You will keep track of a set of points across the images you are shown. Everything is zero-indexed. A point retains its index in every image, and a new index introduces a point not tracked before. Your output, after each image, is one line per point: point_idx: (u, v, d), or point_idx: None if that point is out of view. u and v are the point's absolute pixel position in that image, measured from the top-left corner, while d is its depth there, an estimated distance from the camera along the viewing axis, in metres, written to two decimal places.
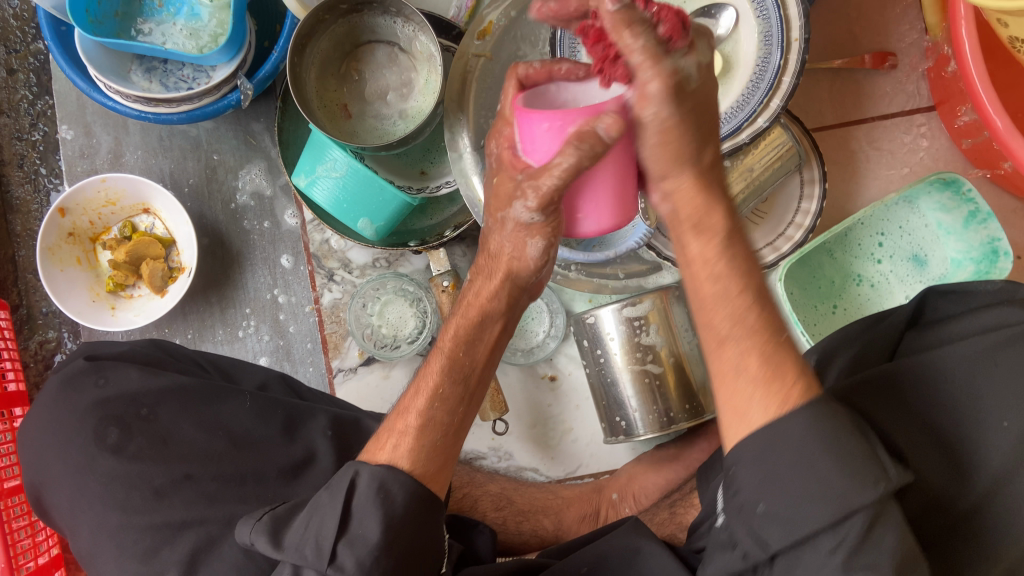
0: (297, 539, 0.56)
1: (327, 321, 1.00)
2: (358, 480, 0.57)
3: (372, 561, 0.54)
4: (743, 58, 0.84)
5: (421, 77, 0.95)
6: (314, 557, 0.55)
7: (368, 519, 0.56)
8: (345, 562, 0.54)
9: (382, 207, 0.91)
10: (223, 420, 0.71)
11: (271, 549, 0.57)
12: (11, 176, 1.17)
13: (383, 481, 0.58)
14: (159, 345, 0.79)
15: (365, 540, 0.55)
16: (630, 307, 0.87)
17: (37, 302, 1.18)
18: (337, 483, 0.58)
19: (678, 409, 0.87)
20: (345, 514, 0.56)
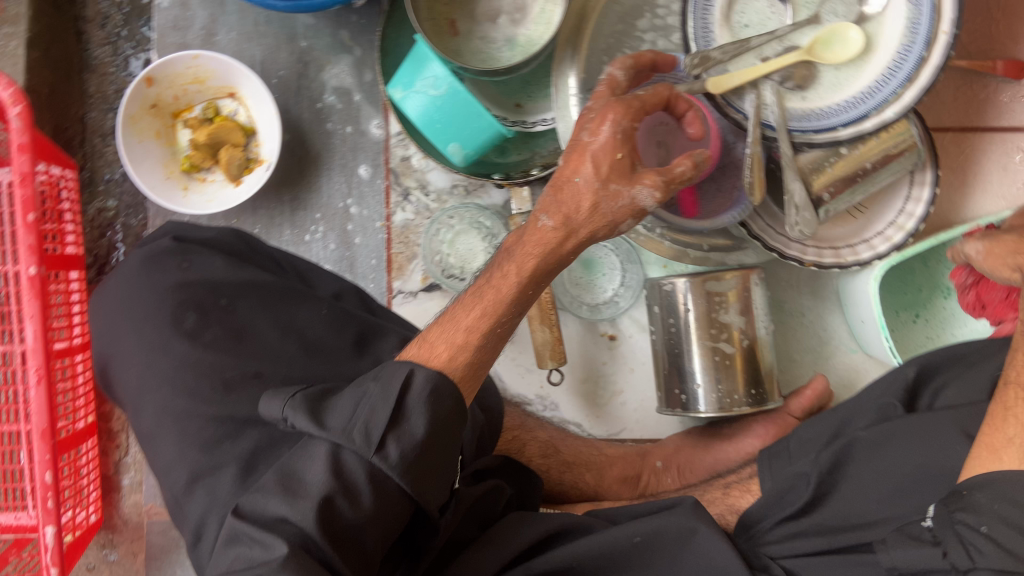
0: (343, 421, 0.54)
1: (395, 241, 0.99)
2: (411, 381, 0.56)
3: (413, 457, 0.54)
4: (884, 43, 0.80)
5: (536, 5, 0.90)
6: (363, 440, 0.53)
7: (416, 414, 0.55)
8: (390, 453, 0.54)
9: (475, 134, 0.88)
10: (299, 324, 0.70)
11: (308, 426, 0.55)
12: (92, 35, 1.19)
13: (434, 386, 0.57)
14: (241, 235, 0.77)
15: (411, 434, 0.54)
16: (713, 281, 0.84)
17: (101, 167, 1.19)
18: (387, 378, 0.56)
19: (742, 392, 0.85)
20: (398, 406, 0.55)
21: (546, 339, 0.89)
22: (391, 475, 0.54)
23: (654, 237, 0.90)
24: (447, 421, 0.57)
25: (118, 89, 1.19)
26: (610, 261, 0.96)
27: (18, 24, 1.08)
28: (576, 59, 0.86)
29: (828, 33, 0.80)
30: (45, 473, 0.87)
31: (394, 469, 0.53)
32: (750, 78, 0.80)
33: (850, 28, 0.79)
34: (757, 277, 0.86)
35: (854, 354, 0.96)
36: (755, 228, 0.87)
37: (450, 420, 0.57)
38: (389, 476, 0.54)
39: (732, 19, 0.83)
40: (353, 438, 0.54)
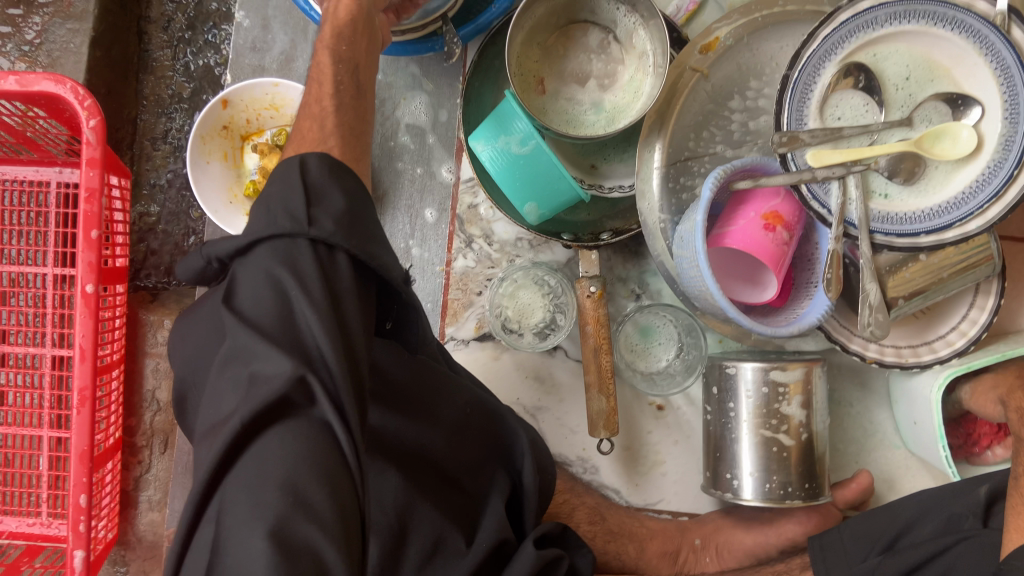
0: (260, 221, 0.52)
1: (453, 286, 0.97)
2: (308, 166, 0.55)
3: (346, 220, 0.53)
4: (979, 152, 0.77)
5: (625, 73, 0.90)
6: (291, 221, 0.51)
7: (331, 190, 0.54)
8: (325, 224, 0.52)
9: (553, 197, 0.87)
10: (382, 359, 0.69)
11: (229, 245, 0.54)
12: (153, 36, 1.17)
13: (332, 166, 0.57)
14: None
15: (334, 206, 0.54)
16: (779, 370, 0.84)
17: (146, 170, 1.17)
18: (283, 172, 0.55)
19: (796, 484, 0.85)
20: (308, 189, 0.53)
21: (602, 408, 0.88)
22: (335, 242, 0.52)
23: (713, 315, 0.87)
24: (355, 198, 0.56)
25: (173, 93, 1.17)
26: (668, 331, 0.96)
27: (85, 21, 1.07)
28: (663, 135, 0.87)
29: (936, 129, 0.78)
30: (81, 495, 0.86)
31: (333, 238, 0.52)
32: (851, 157, 0.80)
33: (964, 126, 0.77)
34: (821, 369, 0.87)
35: (897, 450, 0.97)
36: (826, 325, 0.89)
37: (362, 196, 0.57)
38: (333, 247, 0.52)
39: (826, 112, 0.83)
40: (280, 225, 0.51)
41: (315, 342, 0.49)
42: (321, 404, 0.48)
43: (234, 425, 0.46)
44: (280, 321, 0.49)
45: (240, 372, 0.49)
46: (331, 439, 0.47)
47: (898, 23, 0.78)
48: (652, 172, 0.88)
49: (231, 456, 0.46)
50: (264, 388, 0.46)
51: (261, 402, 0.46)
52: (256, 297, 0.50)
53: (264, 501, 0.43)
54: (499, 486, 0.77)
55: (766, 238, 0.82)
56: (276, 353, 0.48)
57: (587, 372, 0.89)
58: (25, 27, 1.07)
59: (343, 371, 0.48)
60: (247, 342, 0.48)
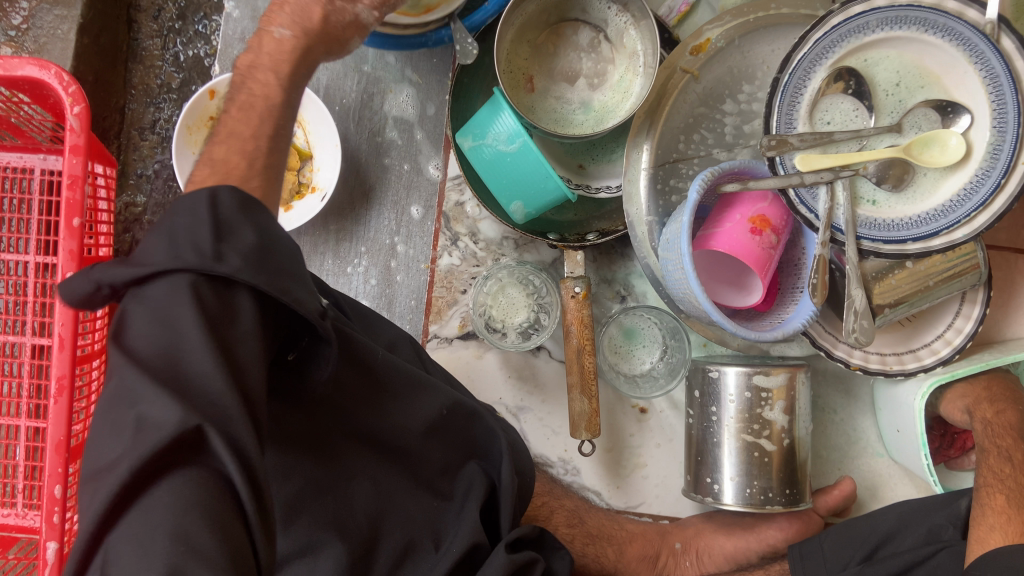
0: (162, 252, 0.48)
1: (438, 284, 0.97)
2: (218, 199, 0.50)
3: (254, 257, 0.49)
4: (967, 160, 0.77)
5: (615, 72, 0.90)
6: (195, 256, 0.47)
7: (239, 225, 0.50)
8: (231, 261, 0.48)
9: (538, 196, 0.86)
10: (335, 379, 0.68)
11: (127, 272, 0.48)
12: (144, 25, 1.16)
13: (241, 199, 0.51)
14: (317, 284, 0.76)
15: (244, 242, 0.49)
16: (762, 375, 0.84)
17: (133, 160, 1.16)
18: (191, 203, 0.50)
19: (777, 490, 0.84)
20: (214, 222, 0.49)
21: (583, 409, 0.87)
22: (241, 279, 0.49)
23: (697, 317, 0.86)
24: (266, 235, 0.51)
25: (162, 83, 1.16)
26: (652, 333, 0.95)
27: (73, 8, 1.06)
28: (651, 134, 0.87)
29: (924, 135, 0.77)
30: (56, 485, 0.85)
31: (239, 274, 0.48)
32: (840, 162, 0.80)
33: (952, 134, 0.76)
34: (804, 375, 0.86)
35: (880, 459, 0.97)
36: (811, 331, 0.88)
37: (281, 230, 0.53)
38: (235, 286, 0.49)
39: (815, 116, 0.82)
40: (184, 258, 0.48)
41: (203, 386, 0.46)
42: (216, 451, 0.45)
43: (121, 475, 0.43)
44: (170, 360, 0.46)
45: (126, 411, 0.45)
46: (226, 490, 0.45)
47: (890, 28, 0.77)
48: (640, 173, 0.88)
49: (118, 505, 0.44)
50: (153, 436, 0.43)
51: (153, 448, 0.43)
52: (146, 333, 0.47)
53: (151, 553, 0.41)
54: (475, 488, 0.76)
55: (751, 244, 0.81)
56: (166, 397, 0.44)
57: (570, 373, 0.88)
58: (13, 12, 1.06)
59: (240, 415, 0.46)
60: (134, 385, 0.45)
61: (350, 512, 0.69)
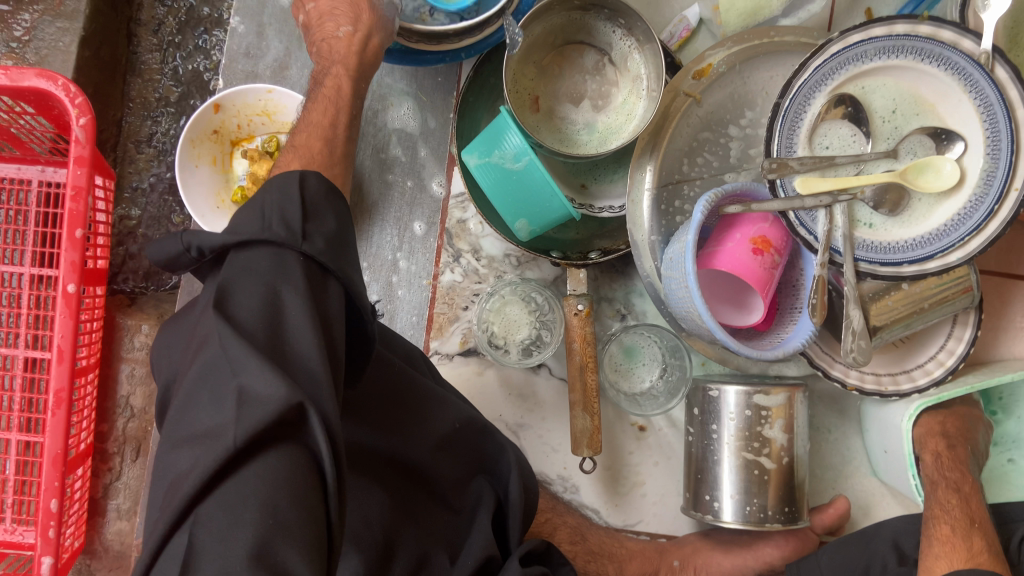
0: (256, 223, 0.53)
1: (439, 300, 0.97)
2: (306, 183, 0.57)
3: (334, 242, 0.55)
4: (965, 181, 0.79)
5: (619, 94, 0.92)
6: (289, 231, 0.52)
7: (324, 212, 0.56)
8: (316, 241, 0.53)
9: (544, 214, 0.87)
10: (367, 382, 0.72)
11: (222, 238, 0.53)
12: (143, 39, 1.16)
13: (324, 186, 0.58)
14: None
15: (326, 224, 0.55)
16: (762, 394, 0.85)
17: (129, 173, 1.16)
18: (284, 184, 0.56)
19: (774, 509, 0.85)
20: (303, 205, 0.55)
21: (585, 426, 0.88)
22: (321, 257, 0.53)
23: (701, 337, 0.87)
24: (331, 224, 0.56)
25: (161, 96, 1.16)
26: (652, 352, 0.96)
27: (75, 20, 1.06)
28: (655, 157, 0.89)
29: (919, 161, 0.80)
30: (51, 499, 0.84)
31: (320, 254, 0.53)
32: (840, 186, 0.82)
33: (947, 160, 0.79)
34: (802, 394, 0.87)
35: (871, 478, 0.99)
36: (809, 352, 0.89)
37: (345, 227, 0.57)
38: (325, 269, 0.53)
39: (814, 140, 0.85)
40: (275, 230, 0.52)
41: (303, 366, 0.48)
42: (314, 431, 0.46)
43: (229, 444, 0.44)
44: (271, 333, 0.48)
45: (225, 385, 0.46)
46: (314, 468, 0.46)
47: (888, 57, 0.80)
48: (643, 194, 0.89)
49: (212, 479, 0.44)
50: (258, 412, 0.44)
51: (266, 419, 0.44)
52: (247, 302, 0.49)
53: (243, 520, 0.42)
54: (484, 501, 0.77)
55: (755, 264, 0.83)
56: (270, 372, 0.45)
57: (572, 390, 0.89)
58: (14, 23, 1.05)
59: (331, 393, 0.48)
60: (237, 353, 0.46)
61: (371, 517, 0.68)
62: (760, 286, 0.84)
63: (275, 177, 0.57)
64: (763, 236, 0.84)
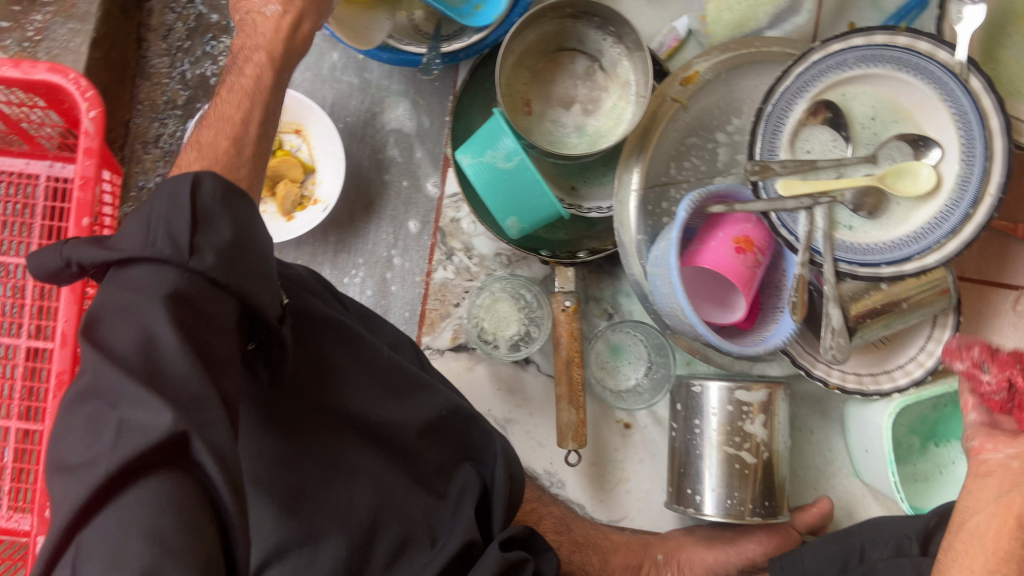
0: (139, 238, 0.50)
1: (432, 297, 1.00)
2: (199, 186, 0.53)
3: (228, 255, 0.52)
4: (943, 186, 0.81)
5: (609, 99, 0.95)
6: (170, 247, 0.49)
7: (217, 220, 0.53)
8: (206, 256, 0.50)
9: (535, 211, 0.91)
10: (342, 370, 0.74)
11: (100, 254, 0.51)
12: (153, 44, 1.20)
13: (224, 190, 0.54)
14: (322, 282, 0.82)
15: (220, 235, 0.52)
16: (743, 390, 0.87)
17: (135, 173, 1.19)
18: (171, 190, 0.52)
19: (756, 504, 0.87)
20: (194, 212, 0.51)
21: (570, 419, 0.90)
22: (212, 277, 0.51)
23: (686, 336, 0.89)
24: (249, 221, 0.55)
25: (168, 99, 1.20)
26: (638, 351, 0.99)
27: (86, 23, 1.10)
28: (642, 158, 0.91)
29: (898, 166, 0.83)
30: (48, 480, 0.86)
31: (213, 272, 0.50)
32: (819, 189, 0.84)
33: (924, 165, 0.82)
34: (783, 391, 0.90)
35: (853, 479, 1.01)
36: (791, 351, 0.91)
37: (251, 222, 0.56)
38: (213, 283, 0.51)
39: (796, 144, 0.88)
40: (158, 247, 0.49)
41: (181, 386, 0.47)
42: (198, 456, 0.45)
43: (101, 474, 0.43)
44: (151, 364, 0.47)
45: (104, 416, 0.45)
46: (204, 494, 0.45)
47: (867, 65, 0.83)
48: (630, 195, 0.92)
49: (93, 505, 0.43)
50: (140, 435, 0.44)
51: (141, 446, 0.43)
52: (123, 335, 0.48)
53: (127, 553, 0.41)
54: (468, 489, 0.79)
55: (738, 262, 0.86)
56: (151, 400, 0.44)
57: (558, 384, 0.91)
58: (27, 24, 1.10)
59: (217, 420, 0.47)
60: (110, 384, 0.45)
61: (352, 506, 0.70)
62: (744, 283, 0.86)
63: (168, 177, 0.54)
64: (747, 235, 0.86)
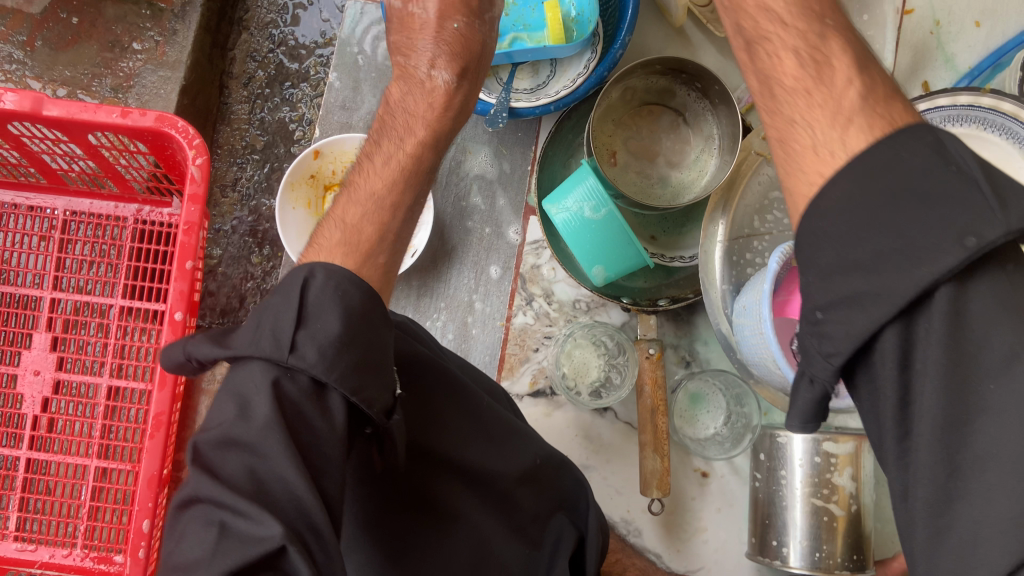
0: (249, 336, 0.52)
1: (512, 341, 1.01)
2: (310, 282, 0.54)
3: (333, 353, 0.51)
4: None
5: (692, 152, 0.97)
6: (274, 346, 0.50)
7: (328, 314, 0.53)
8: (307, 353, 0.51)
9: (622, 260, 0.93)
10: (446, 422, 0.72)
11: (216, 351, 0.53)
12: (233, 91, 1.24)
13: (338, 283, 0.55)
14: (409, 325, 0.80)
15: (325, 330, 0.52)
16: (830, 442, 0.87)
17: (212, 216, 1.22)
18: (286, 286, 0.54)
19: (843, 557, 0.87)
20: (302, 307, 0.53)
21: (655, 467, 0.90)
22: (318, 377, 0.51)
23: (773, 388, 0.90)
24: (363, 311, 0.55)
25: (247, 144, 1.23)
26: (717, 399, 0.99)
27: (176, 70, 1.14)
28: (727, 213, 0.92)
29: None
30: (142, 521, 0.86)
31: (315, 369, 0.50)
32: None
33: None
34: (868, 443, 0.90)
35: None
36: None
37: (370, 309, 0.55)
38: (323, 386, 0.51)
39: None
40: (264, 346, 0.51)
41: (287, 493, 0.47)
42: (296, 565, 0.45)
43: None
44: (257, 481, 0.47)
45: (207, 518, 0.46)
46: None
47: (951, 125, 0.88)
48: (715, 246, 0.93)
49: None
50: (246, 548, 0.44)
51: (243, 560, 0.43)
52: (229, 457, 0.48)
53: None
54: (565, 539, 0.79)
55: None
56: (268, 516, 0.45)
57: (643, 431, 0.92)
58: (117, 69, 1.14)
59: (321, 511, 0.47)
60: (210, 492, 0.46)
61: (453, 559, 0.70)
62: None
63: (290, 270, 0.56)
64: None
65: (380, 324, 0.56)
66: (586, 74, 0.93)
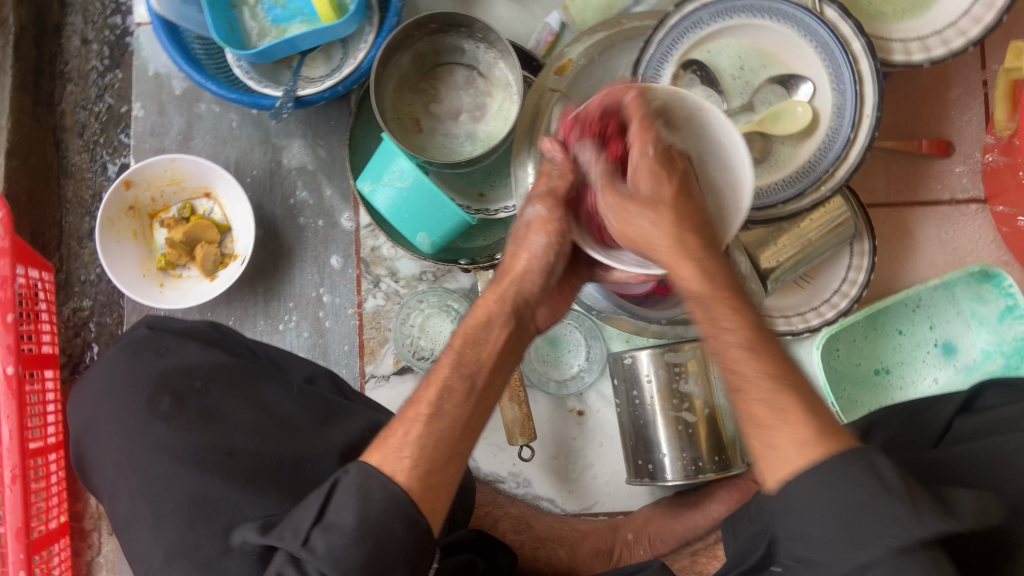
0: (288, 528, 0.57)
1: (367, 326, 1.02)
2: (340, 481, 0.57)
3: (342, 548, 0.54)
4: (823, 115, 0.85)
5: (494, 103, 0.97)
6: (292, 537, 0.56)
7: (345, 510, 0.56)
8: (317, 546, 0.54)
9: (440, 222, 0.92)
10: (269, 402, 0.75)
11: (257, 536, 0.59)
12: (70, 142, 1.23)
13: (365, 481, 0.57)
14: (218, 327, 0.86)
15: (338, 529, 0.55)
16: (672, 352, 0.88)
17: (76, 269, 1.23)
18: (322, 490, 0.58)
19: (707, 459, 0.88)
20: (325, 504, 0.56)
21: (514, 416, 0.91)
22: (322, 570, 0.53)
23: (617, 313, 0.93)
24: (392, 506, 0.56)
25: (94, 192, 1.23)
26: (575, 337, 1.01)
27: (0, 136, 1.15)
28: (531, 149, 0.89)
29: (775, 108, 0.85)
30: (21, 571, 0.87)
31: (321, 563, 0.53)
32: None
33: (799, 103, 0.85)
34: None
35: None
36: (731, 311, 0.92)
37: (392, 506, 0.56)
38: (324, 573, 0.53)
39: None
40: (285, 537, 0.57)
41: None
42: None
43: None
44: None
45: None
46: None
47: (722, 19, 0.86)
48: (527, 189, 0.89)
49: None
50: None
51: None
52: None
53: None
54: None
55: None
56: None
57: None
58: None
59: None
60: None
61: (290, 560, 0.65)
62: None
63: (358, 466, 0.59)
64: None
65: (398, 521, 0.56)
66: (368, 48, 0.94)
